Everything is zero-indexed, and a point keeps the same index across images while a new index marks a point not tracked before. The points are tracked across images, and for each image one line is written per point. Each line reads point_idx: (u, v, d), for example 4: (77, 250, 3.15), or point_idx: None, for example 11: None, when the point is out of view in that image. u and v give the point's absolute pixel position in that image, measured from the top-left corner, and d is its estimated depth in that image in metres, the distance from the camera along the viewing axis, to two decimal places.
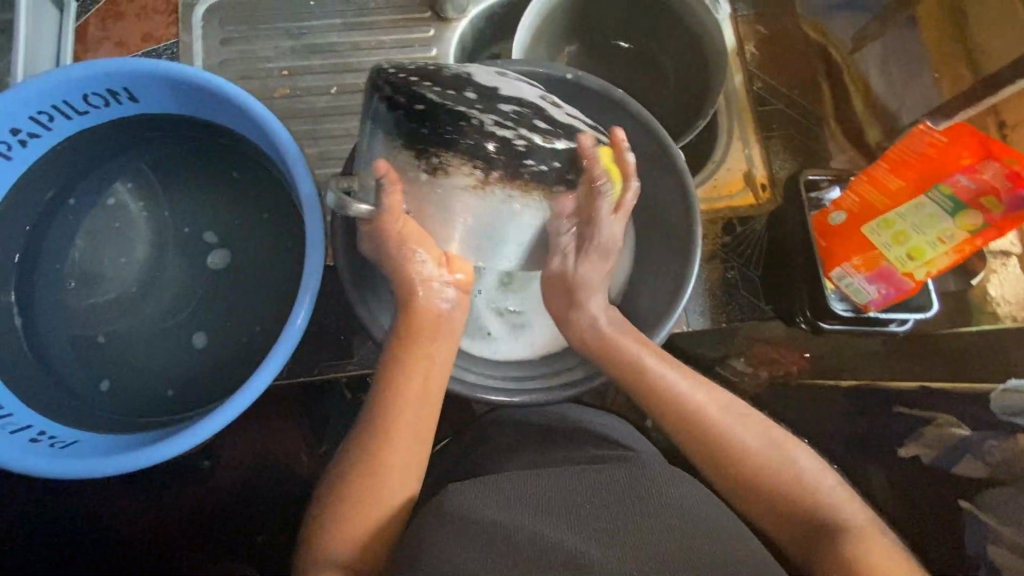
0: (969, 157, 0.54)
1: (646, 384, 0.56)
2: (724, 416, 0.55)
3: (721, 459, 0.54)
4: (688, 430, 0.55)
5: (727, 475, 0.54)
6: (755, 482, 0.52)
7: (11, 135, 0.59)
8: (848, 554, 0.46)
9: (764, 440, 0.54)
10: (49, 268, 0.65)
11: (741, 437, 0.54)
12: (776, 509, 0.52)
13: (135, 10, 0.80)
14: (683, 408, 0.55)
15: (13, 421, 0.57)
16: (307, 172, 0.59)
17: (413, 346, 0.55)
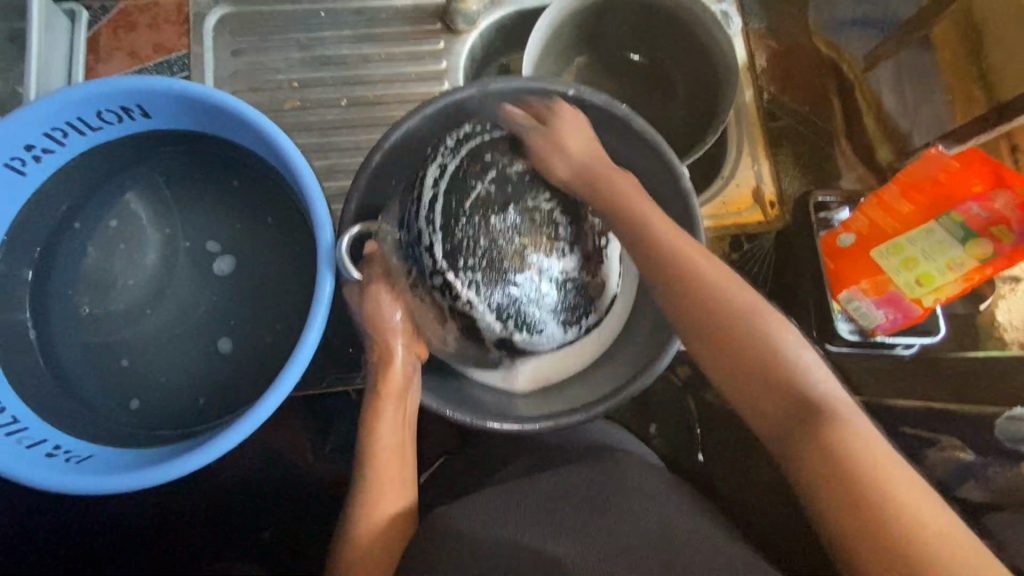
0: (979, 184, 0.57)
1: (701, 292, 0.50)
2: (752, 317, 0.48)
3: (742, 364, 0.47)
4: (727, 334, 0.48)
5: (746, 381, 0.47)
6: (773, 398, 0.46)
7: (26, 151, 0.60)
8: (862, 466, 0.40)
9: (797, 348, 0.47)
10: (64, 282, 0.66)
11: (771, 338, 0.47)
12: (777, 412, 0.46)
13: (146, 20, 0.80)
14: (703, 283, 0.50)
15: (28, 436, 0.57)
16: (315, 188, 0.59)
17: (385, 403, 0.59)
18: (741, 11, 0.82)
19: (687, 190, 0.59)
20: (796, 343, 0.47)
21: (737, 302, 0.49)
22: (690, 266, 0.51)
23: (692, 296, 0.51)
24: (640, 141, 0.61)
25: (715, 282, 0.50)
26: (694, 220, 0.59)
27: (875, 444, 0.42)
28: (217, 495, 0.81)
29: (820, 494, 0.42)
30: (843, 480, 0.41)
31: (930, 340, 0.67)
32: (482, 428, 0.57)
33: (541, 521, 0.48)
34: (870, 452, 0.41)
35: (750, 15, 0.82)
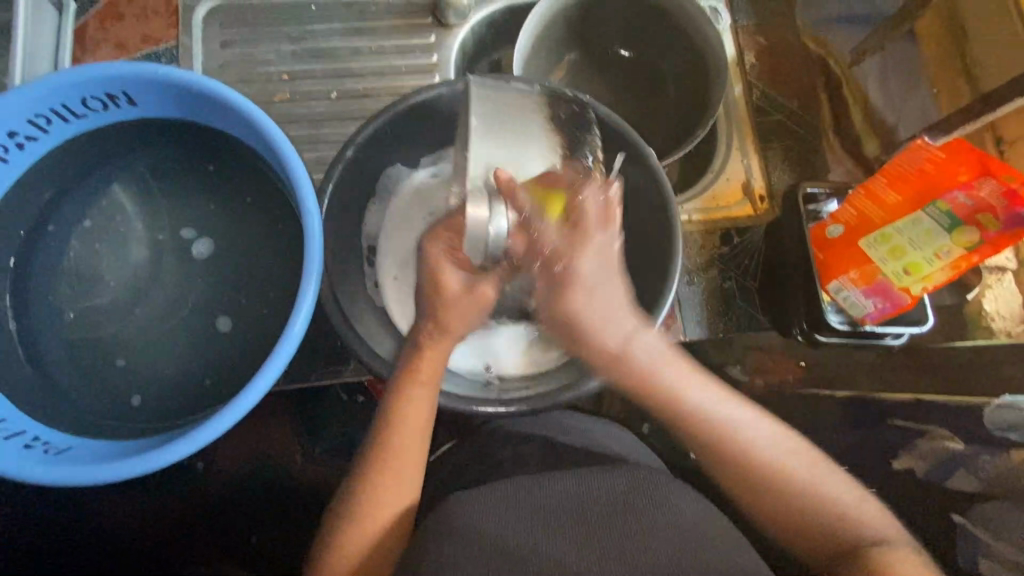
0: (966, 173, 0.56)
1: (708, 420, 0.56)
2: (773, 446, 0.55)
3: (767, 490, 0.54)
4: (744, 477, 0.55)
5: (773, 497, 0.54)
6: (809, 527, 0.53)
7: (9, 137, 0.59)
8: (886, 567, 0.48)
9: (818, 475, 0.54)
10: (45, 272, 0.65)
11: (760, 461, 0.54)
12: (825, 545, 0.52)
13: (134, 12, 0.80)
14: (690, 410, 0.56)
15: (6, 427, 0.56)
16: (304, 175, 0.58)
17: (413, 388, 0.57)
18: (729, 7, 0.82)
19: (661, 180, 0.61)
20: (819, 469, 0.54)
21: (726, 421, 0.56)
22: (670, 390, 0.56)
23: (697, 423, 0.56)
24: (612, 134, 0.63)
25: (700, 401, 0.56)
26: (671, 215, 0.61)
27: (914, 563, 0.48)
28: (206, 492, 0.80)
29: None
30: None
31: (918, 329, 0.66)
32: (478, 411, 0.58)
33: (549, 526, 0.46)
34: (895, 556, 0.49)
35: (739, 11, 0.83)
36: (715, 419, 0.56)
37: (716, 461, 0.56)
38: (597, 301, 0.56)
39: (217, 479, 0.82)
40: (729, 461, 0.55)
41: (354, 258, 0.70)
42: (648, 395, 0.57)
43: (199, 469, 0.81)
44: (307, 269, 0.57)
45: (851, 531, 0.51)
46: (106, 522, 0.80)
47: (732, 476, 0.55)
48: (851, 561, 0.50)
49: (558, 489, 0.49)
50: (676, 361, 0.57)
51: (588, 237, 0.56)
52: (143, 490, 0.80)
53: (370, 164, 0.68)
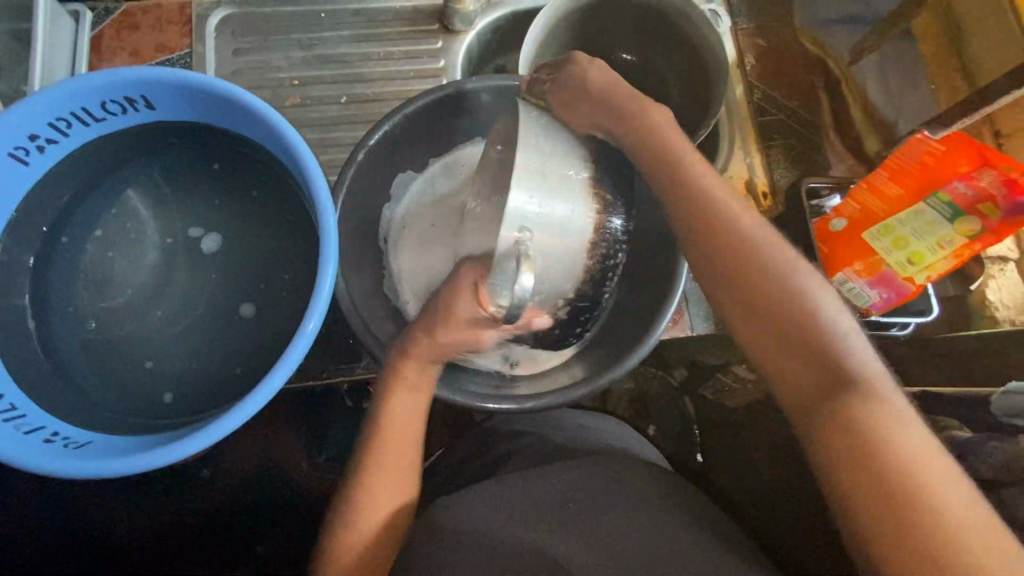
0: (966, 164, 0.58)
1: (729, 237, 0.51)
2: (840, 322, 0.47)
3: (778, 325, 0.48)
4: (798, 321, 0.47)
5: (793, 368, 0.47)
6: (837, 412, 0.43)
7: (30, 141, 0.60)
8: (876, 450, 0.40)
9: (886, 379, 0.44)
10: (62, 272, 0.66)
11: (794, 292, 0.48)
12: (809, 393, 0.45)
13: (149, 21, 0.82)
14: (734, 246, 0.51)
15: (26, 422, 0.57)
16: (320, 174, 0.60)
17: (401, 390, 0.56)
18: (728, 11, 0.84)
19: None
20: (867, 352, 0.46)
21: (772, 262, 0.50)
22: (717, 223, 0.52)
23: (720, 233, 0.52)
24: None
25: (729, 214, 0.53)
26: None
27: (929, 462, 0.39)
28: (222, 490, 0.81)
29: (839, 484, 0.41)
30: (870, 460, 0.40)
31: (921, 319, 0.67)
32: (480, 406, 0.59)
33: (541, 512, 0.48)
34: (926, 464, 0.39)
35: (738, 14, 0.85)
36: (779, 271, 0.49)
37: (770, 299, 0.49)
38: (605, 79, 0.59)
39: (226, 479, 0.82)
40: (745, 268, 0.50)
41: (365, 257, 0.71)
42: (675, 171, 0.56)
43: (209, 469, 0.81)
44: (322, 266, 0.57)
45: (869, 392, 0.44)
46: (118, 521, 0.80)
47: (757, 321, 0.49)
48: (842, 425, 0.43)
49: (551, 477, 0.51)
50: (760, 228, 0.52)
51: (594, 56, 0.61)
52: (154, 490, 0.81)
53: (380, 164, 0.69)
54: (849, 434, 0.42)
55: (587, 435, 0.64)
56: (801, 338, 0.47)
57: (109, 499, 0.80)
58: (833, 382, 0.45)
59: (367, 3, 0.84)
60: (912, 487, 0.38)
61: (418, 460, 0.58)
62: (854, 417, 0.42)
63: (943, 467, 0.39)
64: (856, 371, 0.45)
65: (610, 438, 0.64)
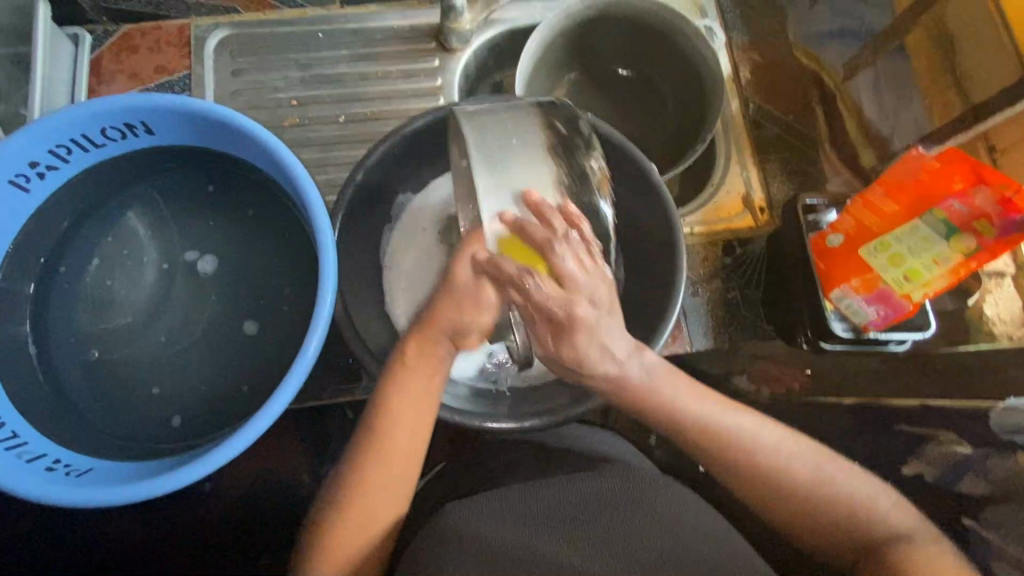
0: (960, 181, 0.58)
1: (709, 433, 0.53)
2: (764, 437, 0.53)
3: (780, 499, 0.53)
4: (739, 472, 0.53)
5: (817, 523, 0.52)
6: (810, 514, 0.52)
7: (30, 168, 0.60)
8: (902, 567, 0.48)
9: (819, 465, 0.52)
10: (63, 297, 0.67)
11: (779, 471, 0.53)
12: (841, 543, 0.53)
13: (148, 43, 0.83)
14: (689, 426, 0.54)
15: (28, 450, 0.57)
16: (318, 198, 0.60)
17: (403, 373, 0.54)
18: (724, 26, 0.85)
19: (663, 198, 0.63)
20: (790, 463, 0.53)
21: (746, 436, 0.53)
22: (709, 433, 0.53)
23: (708, 437, 0.53)
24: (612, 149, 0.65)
25: (716, 419, 0.54)
26: (675, 229, 0.62)
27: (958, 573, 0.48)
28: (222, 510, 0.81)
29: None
30: (862, 547, 0.51)
31: (920, 334, 0.67)
32: (480, 427, 0.59)
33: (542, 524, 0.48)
34: (924, 558, 0.48)
35: (733, 30, 0.85)
36: (687, 420, 0.53)
37: (672, 428, 0.54)
38: (633, 372, 0.52)
39: (226, 499, 0.82)
40: (754, 476, 0.53)
41: (364, 276, 0.71)
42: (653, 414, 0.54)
43: (209, 488, 0.81)
44: (323, 290, 0.58)
45: (838, 486, 0.52)
46: (119, 542, 0.80)
47: (754, 481, 0.53)
48: (869, 559, 0.50)
49: (551, 490, 0.51)
50: (643, 352, 0.54)
51: (541, 280, 0.48)
52: (155, 511, 0.81)
53: (379, 185, 0.69)
54: (836, 535, 0.52)
55: (576, 446, 0.63)
56: (810, 515, 0.52)
57: (111, 521, 0.80)
58: (862, 544, 0.51)
59: (365, 23, 0.84)
60: (870, 533, 0.51)
61: (413, 465, 0.55)
62: (835, 518, 0.52)
63: (930, 533, 0.52)
64: (844, 497, 0.52)
65: (602, 450, 0.63)
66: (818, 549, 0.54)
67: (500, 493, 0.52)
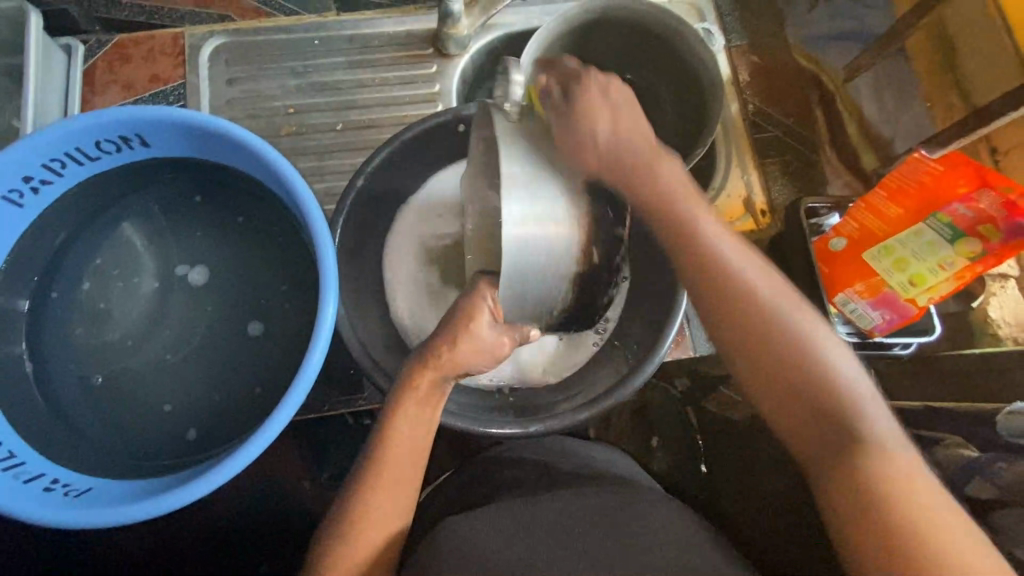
0: (965, 185, 0.57)
1: (711, 261, 0.49)
2: (793, 317, 0.46)
3: (782, 375, 0.45)
4: (707, 284, 0.48)
5: (787, 404, 0.44)
6: (786, 367, 0.44)
7: (23, 183, 0.59)
8: (877, 492, 0.38)
9: (782, 301, 0.46)
10: (61, 312, 0.66)
11: (779, 331, 0.45)
12: (807, 442, 0.43)
13: (142, 52, 0.82)
14: (697, 251, 0.49)
15: (26, 470, 0.56)
16: (317, 210, 0.59)
17: (411, 402, 0.51)
18: (722, 29, 0.85)
19: None
20: (728, 235, 0.50)
21: (774, 312, 0.46)
22: (727, 277, 0.48)
23: (729, 297, 0.47)
24: None
25: (731, 261, 0.48)
26: None
27: (915, 474, 0.39)
28: (223, 524, 0.80)
29: (837, 508, 0.40)
30: (871, 504, 0.38)
31: (925, 338, 0.67)
32: (485, 432, 0.59)
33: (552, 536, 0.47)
34: (899, 475, 0.39)
35: (731, 32, 0.85)
36: (660, 171, 0.52)
37: (694, 268, 0.49)
38: (634, 129, 0.53)
39: (226, 513, 0.81)
40: (757, 308, 0.46)
41: (366, 287, 0.70)
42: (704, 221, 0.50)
43: (210, 502, 0.80)
44: (321, 304, 0.57)
45: (853, 421, 0.42)
46: (119, 558, 0.79)
47: (749, 352, 0.46)
48: (839, 458, 0.41)
49: (557, 505, 0.51)
50: (652, 135, 0.53)
51: (594, 108, 0.52)
52: (154, 526, 0.80)
53: (378, 193, 0.69)
54: (826, 410, 0.43)
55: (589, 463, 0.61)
56: (797, 388, 0.44)
57: (110, 536, 0.79)
58: (831, 421, 0.42)
59: (361, 29, 0.84)
60: (866, 459, 0.40)
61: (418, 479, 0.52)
62: (818, 407, 0.43)
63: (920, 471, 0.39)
64: (847, 400, 0.43)
65: (607, 464, 0.62)
66: (782, 425, 0.45)
67: (509, 513, 0.51)
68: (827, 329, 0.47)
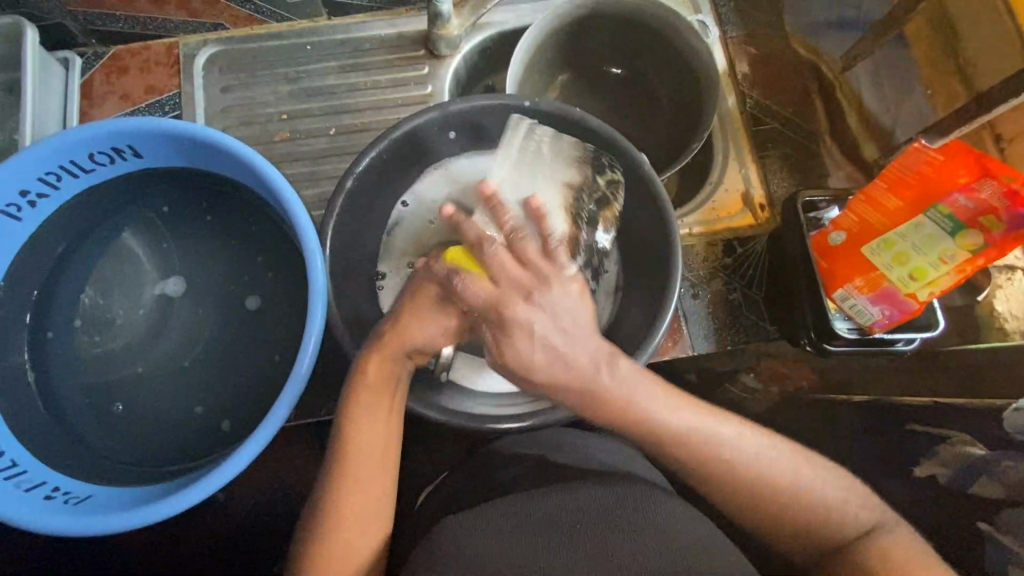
0: (965, 176, 0.55)
1: (692, 444, 0.49)
2: (750, 446, 0.50)
3: (737, 489, 0.50)
4: (711, 485, 0.50)
5: (742, 489, 0.50)
6: (728, 486, 0.50)
7: (20, 197, 0.61)
8: (875, 571, 0.47)
9: (719, 427, 0.49)
10: (60, 323, 0.67)
11: (735, 472, 0.49)
12: (808, 547, 0.51)
13: (138, 64, 0.83)
14: (710, 460, 0.49)
15: (28, 478, 0.57)
16: (305, 214, 0.59)
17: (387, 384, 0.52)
18: (718, 20, 0.83)
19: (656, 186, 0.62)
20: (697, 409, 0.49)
21: (726, 456, 0.49)
22: (729, 466, 0.49)
23: (705, 470, 0.50)
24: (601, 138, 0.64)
25: (707, 429, 0.49)
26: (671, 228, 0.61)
27: (936, 573, 0.47)
28: (229, 525, 0.82)
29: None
30: None
31: (928, 333, 0.66)
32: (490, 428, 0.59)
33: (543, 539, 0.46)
34: (915, 563, 0.47)
35: (728, 23, 0.83)
36: (682, 433, 0.48)
37: (699, 476, 0.50)
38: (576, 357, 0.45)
39: (232, 515, 0.82)
40: (739, 482, 0.50)
41: (362, 292, 0.70)
42: (675, 458, 0.50)
43: (217, 503, 0.81)
44: (311, 312, 0.57)
45: (841, 522, 0.50)
46: (130, 560, 0.81)
47: (729, 497, 0.51)
48: (816, 541, 0.51)
49: (551, 498, 0.49)
50: (600, 351, 0.46)
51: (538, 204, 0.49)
52: (161, 528, 0.81)
53: (372, 196, 0.69)
54: (815, 538, 0.51)
55: (582, 456, 0.58)
56: (774, 510, 0.50)
57: (119, 538, 0.81)
58: (817, 534, 0.51)
59: (352, 33, 0.84)
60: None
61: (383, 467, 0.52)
62: (787, 521, 0.51)
63: (933, 568, 0.47)
64: (823, 499, 0.50)
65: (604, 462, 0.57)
66: (769, 535, 0.52)
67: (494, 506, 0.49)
68: (778, 442, 0.51)
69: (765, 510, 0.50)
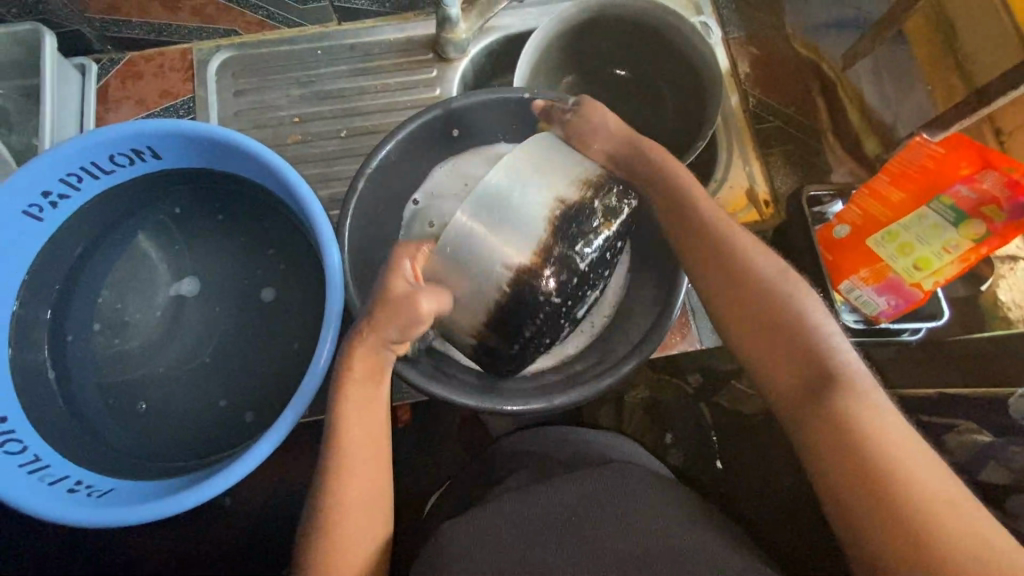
0: (966, 167, 0.56)
1: (744, 262, 0.53)
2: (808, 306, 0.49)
3: (772, 325, 0.49)
4: (741, 288, 0.52)
5: (765, 333, 0.49)
6: (760, 317, 0.50)
7: (43, 197, 0.62)
8: (848, 417, 0.43)
9: (797, 290, 0.50)
10: (79, 322, 0.68)
11: (779, 299, 0.50)
12: (794, 385, 0.47)
13: (152, 69, 0.85)
14: (744, 269, 0.52)
15: (50, 473, 0.58)
16: (321, 212, 0.61)
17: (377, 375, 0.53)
18: (720, 22, 0.85)
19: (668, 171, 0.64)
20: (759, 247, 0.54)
21: (775, 291, 0.51)
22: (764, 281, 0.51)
23: (740, 283, 0.52)
24: None
25: (769, 276, 0.51)
26: None
27: (913, 457, 0.40)
28: (242, 523, 0.82)
29: (815, 430, 0.44)
30: (856, 427, 0.42)
31: (934, 323, 0.68)
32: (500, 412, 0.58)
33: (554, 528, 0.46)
34: (901, 451, 0.41)
35: (730, 25, 0.85)
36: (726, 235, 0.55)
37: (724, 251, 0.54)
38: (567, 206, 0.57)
39: (244, 513, 0.82)
40: (768, 312, 0.50)
41: None
42: (714, 273, 0.54)
43: (229, 502, 0.82)
44: (328, 308, 0.59)
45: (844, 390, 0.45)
46: (143, 559, 0.81)
47: (745, 290, 0.51)
48: (809, 404, 0.45)
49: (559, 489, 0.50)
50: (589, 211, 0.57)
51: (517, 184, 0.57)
52: (174, 527, 0.82)
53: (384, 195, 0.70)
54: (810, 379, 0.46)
55: (591, 449, 0.59)
56: (784, 342, 0.48)
57: (132, 537, 0.81)
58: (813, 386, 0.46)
59: (362, 38, 0.86)
60: (868, 435, 0.42)
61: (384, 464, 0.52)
62: (798, 361, 0.47)
63: (924, 460, 0.40)
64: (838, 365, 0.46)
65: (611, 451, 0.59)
66: (762, 376, 0.50)
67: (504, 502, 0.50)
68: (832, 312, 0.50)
69: (786, 328, 0.48)
